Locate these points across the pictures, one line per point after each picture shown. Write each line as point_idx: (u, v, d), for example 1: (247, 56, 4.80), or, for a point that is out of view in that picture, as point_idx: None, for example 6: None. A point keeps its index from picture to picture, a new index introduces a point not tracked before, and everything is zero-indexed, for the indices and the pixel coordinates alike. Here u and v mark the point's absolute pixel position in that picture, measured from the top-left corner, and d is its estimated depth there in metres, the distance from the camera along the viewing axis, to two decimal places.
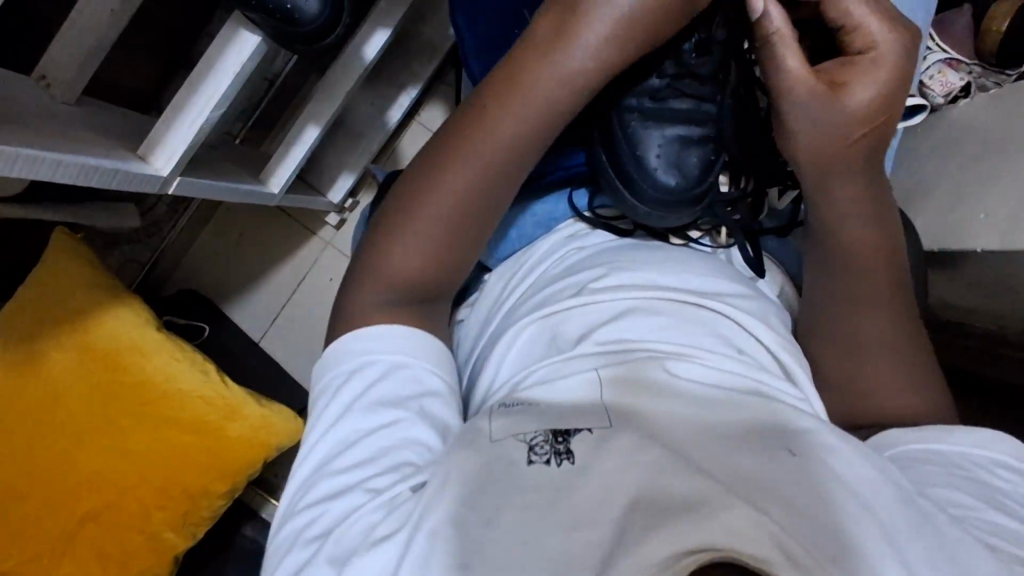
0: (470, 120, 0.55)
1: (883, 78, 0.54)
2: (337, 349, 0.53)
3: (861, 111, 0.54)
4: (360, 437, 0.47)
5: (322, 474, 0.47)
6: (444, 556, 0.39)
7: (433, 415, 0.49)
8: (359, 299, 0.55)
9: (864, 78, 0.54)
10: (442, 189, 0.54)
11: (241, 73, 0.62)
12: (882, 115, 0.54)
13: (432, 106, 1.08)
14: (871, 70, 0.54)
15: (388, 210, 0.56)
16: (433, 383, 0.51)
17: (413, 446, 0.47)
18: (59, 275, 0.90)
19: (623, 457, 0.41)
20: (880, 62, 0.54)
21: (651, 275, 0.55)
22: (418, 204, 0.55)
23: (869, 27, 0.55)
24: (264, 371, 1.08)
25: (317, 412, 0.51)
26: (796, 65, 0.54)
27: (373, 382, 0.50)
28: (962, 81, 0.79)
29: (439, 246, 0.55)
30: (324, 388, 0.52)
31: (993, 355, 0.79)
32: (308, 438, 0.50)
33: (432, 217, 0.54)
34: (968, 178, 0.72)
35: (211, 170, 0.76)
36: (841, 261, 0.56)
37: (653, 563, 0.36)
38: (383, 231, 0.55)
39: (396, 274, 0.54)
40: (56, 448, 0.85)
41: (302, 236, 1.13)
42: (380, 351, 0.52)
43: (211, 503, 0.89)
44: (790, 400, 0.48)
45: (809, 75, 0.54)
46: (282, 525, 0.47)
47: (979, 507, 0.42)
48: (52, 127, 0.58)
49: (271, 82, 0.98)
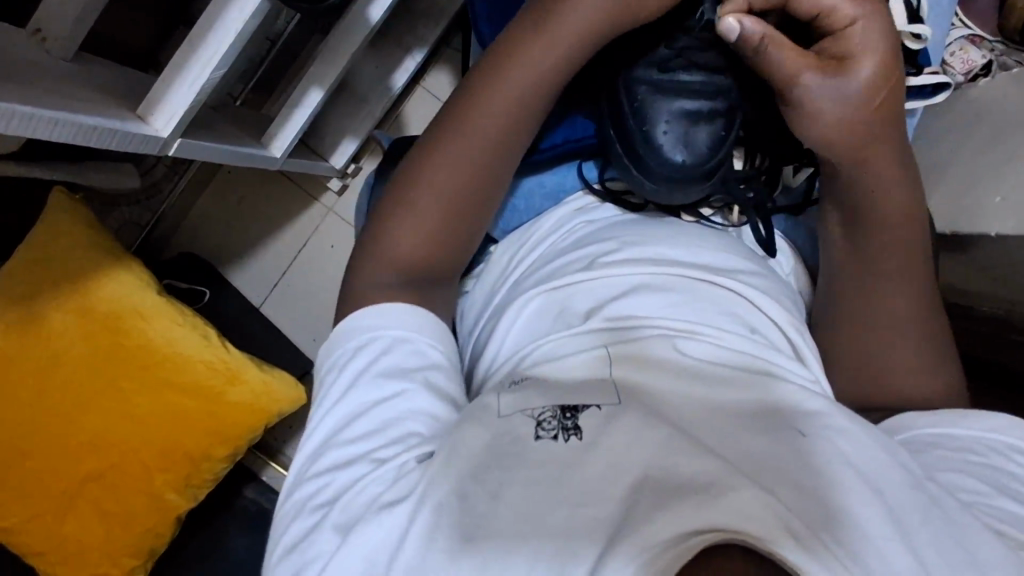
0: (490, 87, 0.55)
1: (879, 49, 0.52)
2: (346, 325, 0.52)
3: (869, 87, 0.52)
4: (368, 406, 0.47)
5: (330, 446, 0.47)
6: (451, 530, 0.39)
7: (439, 386, 0.49)
8: (367, 278, 0.54)
9: (860, 56, 0.52)
10: (456, 157, 0.54)
11: (243, 32, 0.60)
12: (888, 88, 0.53)
13: (438, 72, 1.05)
14: (861, 45, 0.53)
15: (403, 180, 0.56)
16: (438, 355, 0.51)
17: (420, 416, 0.47)
18: (59, 234, 0.89)
19: (630, 434, 0.41)
20: (867, 34, 0.53)
21: (661, 250, 0.54)
22: (434, 175, 0.54)
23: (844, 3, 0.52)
24: (266, 336, 1.09)
25: (324, 388, 0.50)
26: (797, 58, 0.52)
27: (378, 357, 0.49)
28: (983, 59, 0.77)
29: (444, 215, 0.55)
30: (332, 363, 0.51)
31: (1003, 340, 0.76)
32: (315, 410, 0.49)
33: (443, 187, 0.54)
34: (986, 158, 0.71)
35: (212, 131, 0.75)
36: (863, 240, 0.55)
37: (654, 544, 0.35)
38: (392, 207, 0.55)
39: (399, 247, 0.54)
40: (59, 408, 0.86)
41: (303, 203, 1.12)
42: (386, 325, 0.51)
43: (212, 466, 0.89)
44: (798, 379, 0.48)
45: (811, 63, 0.52)
46: (288, 495, 0.47)
47: (989, 493, 0.43)
48: (48, 83, 0.56)
49: (273, 42, 0.95)
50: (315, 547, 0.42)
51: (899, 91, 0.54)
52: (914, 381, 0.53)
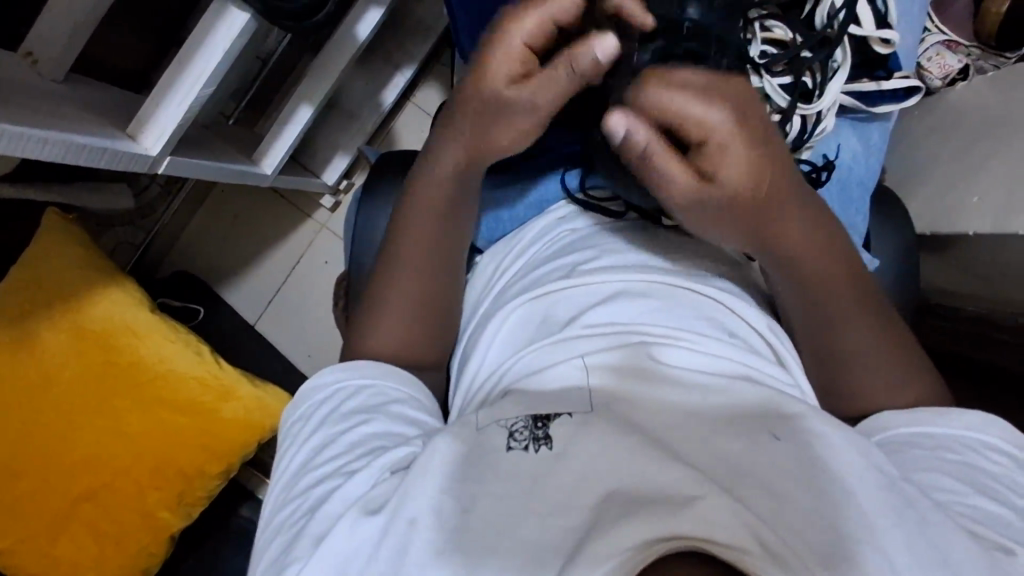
0: (425, 180, 0.58)
1: (743, 151, 0.46)
2: (309, 384, 0.53)
3: (735, 203, 0.48)
4: (335, 434, 0.48)
5: (305, 471, 0.47)
6: (425, 544, 0.40)
7: (404, 414, 0.49)
8: (380, 326, 0.57)
9: (728, 164, 0.46)
10: (426, 245, 0.58)
11: (230, 50, 0.61)
12: (755, 183, 0.47)
13: (427, 87, 1.07)
14: (722, 158, 0.46)
15: (389, 268, 0.58)
16: (407, 391, 0.52)
17: (387, 436, 0.47)
18: (49, 255, 0.90)
19: (601, 442, 0.42)
20: (725, 148, 0.45)
21: (639, 258, 0.55)
22: (415, 267, 0.58)
23: (710, 122, 0.45)
24: (259, 353, 1.09)
25: (291, 438, 0.50)
26: (671, 174, 0.47)
27: (343, 403, 0.50)
28: (960, 63, 0.76)
29: (435, 297, 0.58)
30: (299, 417, 0.52)
31: (987, 339, 0.77)
32: (286, 450, 0.50)
33: (428, 266, 0.58)
34: (961, 160, 0.72)
35: (203, 149, 0.76)
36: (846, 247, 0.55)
37: (622, 550, 0.36)
38: (389, 258, 0.59)
39: (401, 296, 0.58)
40: (51, 428, 0.86)
41: (296, 220, 1.12)
42: (347, 377, 0.52)
43: (206, 484, 0.89)
44: (777, 385, 0.48)
45: (688, 185, 0.47)
46: (266, 525, 0.47)
47: (962, 491, 0.43)
48: (38, 103, 0.58)
49: (264, 61, 0.97)
50: (292, 557, 0.42)
51: (770, 165, 0.48)
52: (886, 395, 0.52)
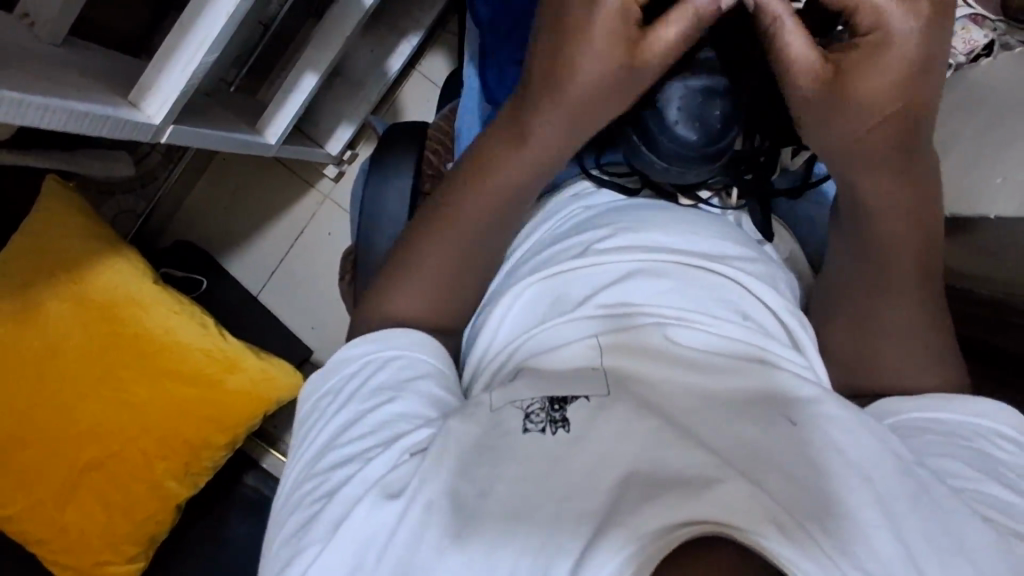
0: (499, 167, 0.55)
1: (905, 55, 0.46)
2: (341, 356, 0.52)
3: (873, 101, 0.47)
4: (358, 413, 0.47)
5: (330, 448, 0.46)
6: (438, 527, 0.40)
7: (430, 393, 0.48)
8: (390, 309, 0.55)
9: (871, 50, 0.47)
10: (478, 232, 0.56)
11: (233, 16, 0.59)
12: (909, 84, 0.47)
13: (434, 55, 1.04)
14: (876, 52, 0.46)
15: (421, 234, 0.56)
16: (434, 365, 0.51)
17: (410, 416, 0.46)
18: (51, 222, 0.89)
19: (618, 425, 0.41)
20: (896, 39, 0.46)
21: (656, 237, 0.53)
22: (445, 239, 0.56)
23: (887, 26, 0.46)
24: (263, 323, 1.09)
25: (317, 411, 0.50)
26: (800, 56, 0.48)
27: (370, 378, 0.50)
28: (986, 38, 0.74)
29: (461, 271, 0.56)
30: (327, 391, 0.51)
31: (1003, 324, 0.77)
32: (311, 425, 0.50)
33: (467, 251, 0.56)
34: (986, 140, 0.70)
35: (206, 118, 0.74)
36: (878, 237, 0.52)
37: (644, 534, 0.36)
38: (417, 241, 0.56)
39: (422, 278, 0.55)
40: (57, 399, 0.86)
41: (300, 190, 1.10)
42: (378, 350, 0.51)
43: (213, 454, 0.89)
44: (795, 367, 0.47)
45: (813, 68, 0.48)
46: (286, 498, 0.47)
47: (979, 478, 0.43)
48: (37, 70, 0.56)
49: (266, 27, 0.92)
50: (308, 539, 0.42)
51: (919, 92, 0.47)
52: (896, 375, 0.53)
